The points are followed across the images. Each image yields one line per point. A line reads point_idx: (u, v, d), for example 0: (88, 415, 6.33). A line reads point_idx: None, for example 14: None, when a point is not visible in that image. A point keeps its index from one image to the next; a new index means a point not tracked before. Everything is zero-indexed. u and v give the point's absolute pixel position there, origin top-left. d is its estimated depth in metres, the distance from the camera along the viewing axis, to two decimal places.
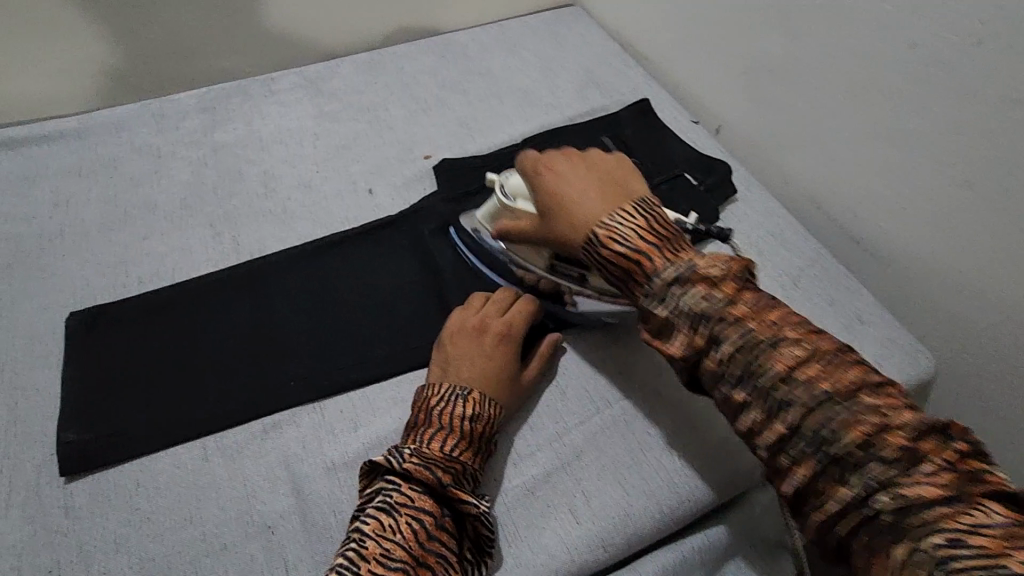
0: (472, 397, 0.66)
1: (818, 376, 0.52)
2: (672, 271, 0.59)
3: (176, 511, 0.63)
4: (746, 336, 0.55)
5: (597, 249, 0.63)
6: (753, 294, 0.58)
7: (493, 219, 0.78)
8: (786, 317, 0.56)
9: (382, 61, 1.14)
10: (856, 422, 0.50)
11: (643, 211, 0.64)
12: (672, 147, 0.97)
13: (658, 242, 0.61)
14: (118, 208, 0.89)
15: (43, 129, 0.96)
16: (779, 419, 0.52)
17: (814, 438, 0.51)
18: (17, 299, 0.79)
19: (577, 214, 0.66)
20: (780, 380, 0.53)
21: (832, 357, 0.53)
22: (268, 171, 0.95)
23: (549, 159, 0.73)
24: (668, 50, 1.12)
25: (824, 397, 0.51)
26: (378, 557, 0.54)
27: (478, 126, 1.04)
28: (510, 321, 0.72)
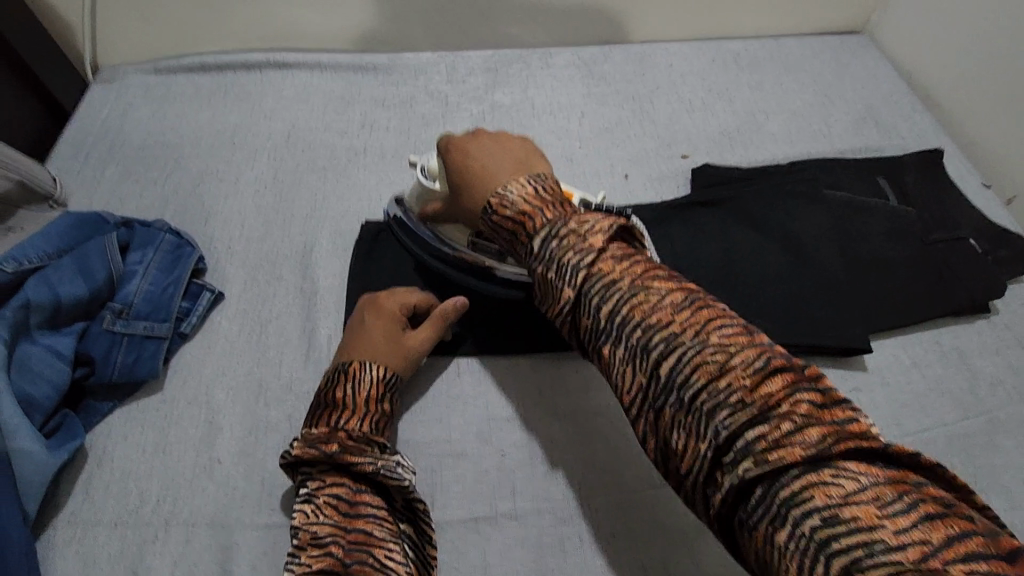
0: (349, 368, 0.68)
1: (715, 372, 0.47)
2: (546, 228, 0.58)
3: (430, 410, 0.73)
4: (642, 330, 0.51)
5: (491, 217, 0.62)
6: (659, 286, 0.53)
7: (417, 201, 0.80)
8: (690, 311, 0.51)
9: (653, 56, 1.16)
10: (753, 423, 0.44)
11: (536, 181, 0.62)
12: (958, 207, 0.90)
13: (550, 210, 0.59)
14: (410, 140, 1.02)
15: (361, 60, 1.11)
16: (651, 394, 0.50)
17: (713, 444, 0.46)
18: (328, 197, 0.94)
19: (481, 182, 0.66)
20: (675, 377, 0.48)
21: (735, 350, 0.47)
22: (537, 138, 1.03)
23: (461, 140, 0.71)
24: (972, 102, 1.02)
25: (723, 395, 0.46)
26: (310, 541, 0.55)
27: (742, 138, 1.03)
28: (391, 299, 0.75)
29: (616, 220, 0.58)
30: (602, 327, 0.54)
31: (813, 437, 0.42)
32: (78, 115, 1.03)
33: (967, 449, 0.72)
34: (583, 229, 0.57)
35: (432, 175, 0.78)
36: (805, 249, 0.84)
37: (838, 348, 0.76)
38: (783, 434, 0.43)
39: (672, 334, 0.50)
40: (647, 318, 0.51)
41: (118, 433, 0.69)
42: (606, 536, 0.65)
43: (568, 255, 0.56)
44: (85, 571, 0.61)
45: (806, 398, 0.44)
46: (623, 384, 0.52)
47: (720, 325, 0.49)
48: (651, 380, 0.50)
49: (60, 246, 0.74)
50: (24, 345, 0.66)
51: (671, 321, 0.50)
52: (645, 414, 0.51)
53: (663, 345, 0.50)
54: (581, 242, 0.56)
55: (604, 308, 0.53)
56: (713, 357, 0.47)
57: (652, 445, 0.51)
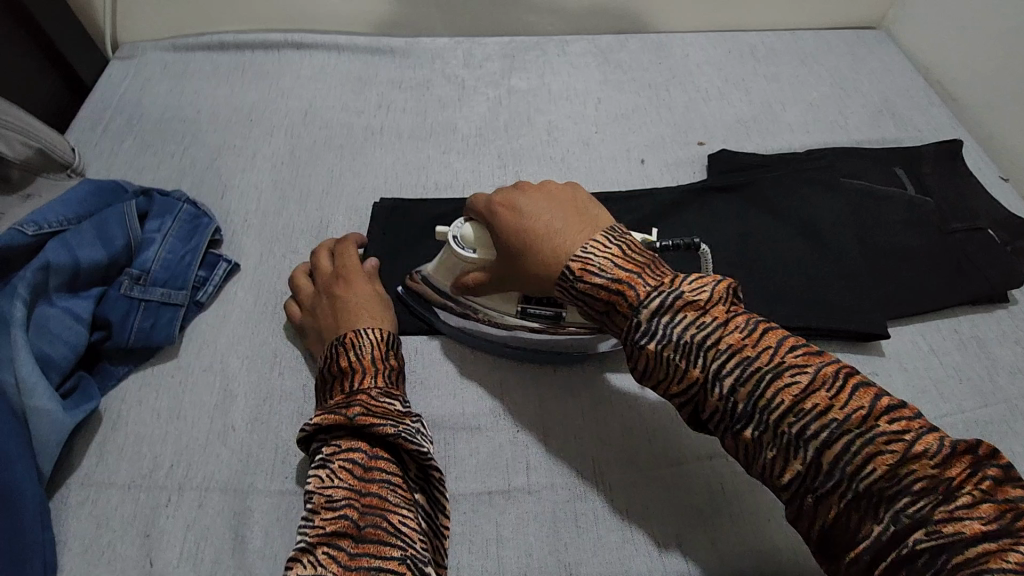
0: (348, 339, 0.67)
1: (894, 462, 0.44)
2: (658, 297, 0.54)
3: (445, 386, 0.73)
4: (794, 416, 0.48)
5: (573, 284, 0.59)
6: (803, 362, 0.49)
7: (447, 273, 0.71)
8: (849, 390, 0.47)
9: (669, 45, 1.16)
10: (934, 506, 0.43)
11: (617, 239, 0.60)
12: (976, 198, 0.89)
13: (647, 276, 0.56)
14: (426, 121, 1.02)
15: (379, 42, 1.12)
16: (801, 471, 0.48)
17: (882, 524, 0.44)
18: (344, 175, 0.94)
19: (547, 247, 0.61)
20: (844, 467, 0.46)
21: (911, 435, 0.45)
22: (553, 122, 1.03)
23: (506, 194, 0.67)
24: (989, 96, 1.02)
25: (903, 483, 0.44)
26: (324, 504, 0.54)
27: (759, 127, 1.03)
28: (341, 263, 0.76)
29: (729, 282, 0.55)
30: (733, 409, 0.51)
31: (987, 512, 0.41)
32: (97, 90, 1.03)
33: (986, 436, 0.72)
34: (702, 299, 0.54)
35: (471, 245, 0.68)
36: (822, 235, 0.84)
37: (858, 334, 0.76)
38: (959, 511, 0.42)
39: (833, 419, 0.47)
40: (800, 403, 0.48)
41: (133, 398, 0.69)
42: (621, 512, 0.65)
43: (691, 332, 0.52)
44: (98, 532, 0.61)
45: (989, 475, 0.43)
46: (773, 468, 0.49)
47: (889, 407, 0.46)
48: (812, 468, 0.47)
49: (79, 212, 0.74)
50: (43, 307, 0.66)
51: (793, 387, 0.48)
52: (798, 496, 0.48)
53: (784, 405, 0.48)
54: (704, 315, 0.53)
55: (743, 390, 0.50)
56: (888, 446, 0.45)
57: (805, 526, 0.49)
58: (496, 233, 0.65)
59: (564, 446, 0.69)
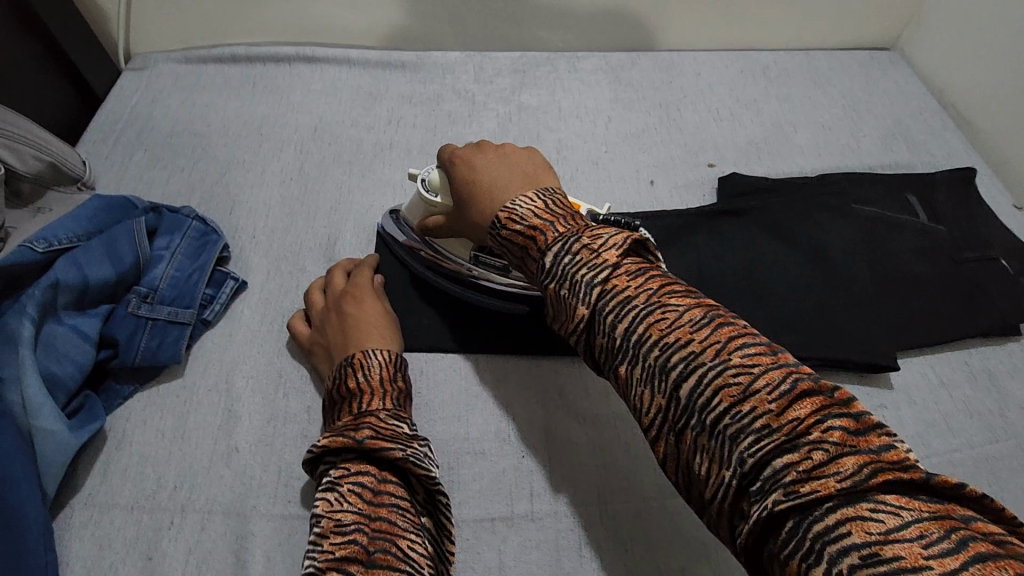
0: (355, 360, 0.67)
1: (738, 396, 0.43)
2: (559, 243, 0.57)
3: (448, 409, 0.73)
4: (662, 351, 0.48)
5: (499, 232, 0.62)
6: (678, 303, 0.50)
7: (418, 213, 0.79)
8: (716, 329, 0.47)
9: (681, 64, 1.16)
10: (780, 453, 0.41)
11: (546, 195, 0.63)
12: (989, 227, 0.88)
13: (559, 224, 0.59)
14: (436, 138, 1.02)
15: (390, 57, 1.12)
16: (665, 409, 0.47)
17: (739, 473, 0.42)
18: (352, 191, 0.94)
19: (487, 199, 0.66)
20: (696, 400, 0.45)
21: (758, 370, 0.44)
22: (563, 140, 1.03)
23: (468, 150, 0.71)
24: (1005, 121, 1.01)
25: (746, 420, 0.43)
26: (333, 529, 0.53)
27: (770, 149, 1.02)
28: (356, 280, 0.76)
29: (632, 235, 0.56)
30: (617, 347, 0.51)
31: (849, 468, 0.39)
32: (109, 101, 1.04)
33: (996, 472, 0.71)
34: (597, 244, 0.55)
35: (434, 189, 0.75)
36: (832, 262, 0.83)
37: (866, 365, 0.75)
38: (811, 464, 0.40)
39: (691, 352, 0.46)
40: (665, 337, 0.48)
41: (138, 417, 0.69)
42: (626, 543, 0.65)
43: (580, 271, 0.54)
44: (100, 554, 0.61)
45: (838, 425, 0.41)
46: (641, 407, 0.49)
47: (745, 344, 0.46)
48: (674, 404, 0.47)
49: (88, 228, 0.74)
50: (51, 326, 0.66)
51: (691, 339, 0.47)
52: (667, 438, 0.47)
53: (651, 339, 0.49)
54: (594, 258, 0.54)
55: (619, 325, 0.51)
56: (736, 380, 0.44)
57: (671, 469, 0.48)
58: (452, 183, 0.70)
59: (568, 471, 0.69)
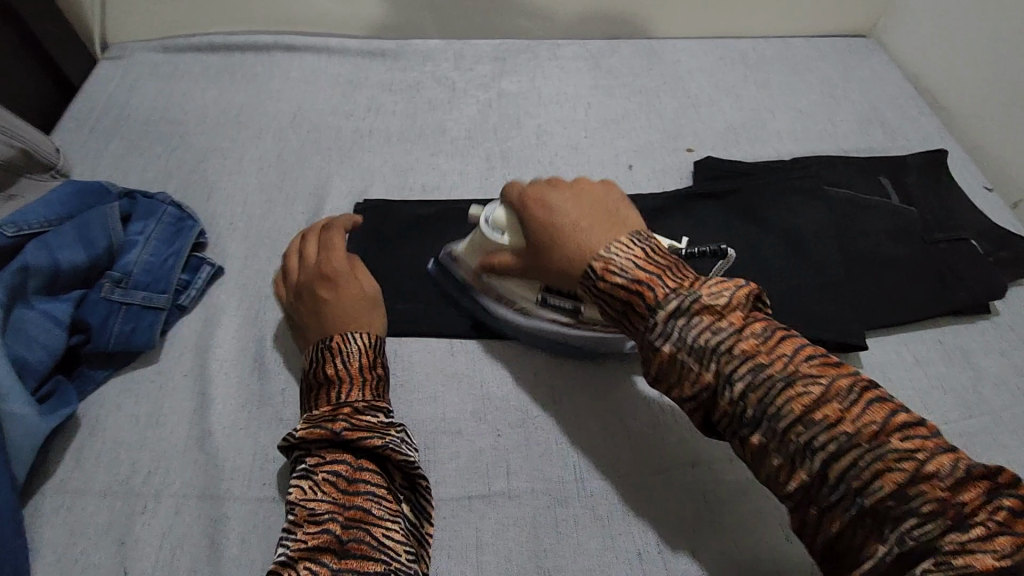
0: (333, 343, 0.66)
1: (903, 480, 0.44)
2: (676, 302, 0.55)
3: (426, 388, 0.73)
4: (806, 426, 0.48)
5: (595, 283, 0.60)
6: (817, 373, 0.50)
7: (477, 252, 0.74)
8: (862, 403, 0.48)
9: (661, 51, 1.16)
10: (946, 533, 0.43)
11: (643, 242, 0.60)
12: (961, 209, 0.89)
13: (669, 279, 0.57)
14: (416, 124, 1.02)
15: (370, 45, 1.11)
16: (812, 484, 0.48)
17: (897, 551, 0.44)
18: (331, 177, 0.93)
19: (574, 245, 0.62)
20: (852, 480, 0.46)
21: (920, 454, 0.45)
22: (542, 126, 1.03)
23: (537, 189, 0.68)
24: (980, 105, 1.02)
25: (912, 503, 0.44)
26: (308, 518, 0.54)
27: (748, 134, 1.03)
28: (331, 256, 0.73)
29: (750, 290, 0.55)
30: (750, 417, 0.51)
31: (1007, 546, 0.41)
32: (85, 90, 1.03)
33: (969, 447, 0.72)
34: (721, 305, 0.54)
35: (500, 228, 0.70)
36: (805, 244, 0.83)
37: (835, 345, 0.76)
38: (967, 542, 0.42)
39: (843, 431, 0.47)
40: (811, 412, 0.48)
41: (112, 402, 0.69)
42: (602, 520, 0.65)
43: (707, 336, 0.53)
44: (73, 538, 0.60)
45: (1003, 507, 0.43)
46: (777, 477, 0.50)
47: (899, 423, 0.47)
48: (818, 478, 0.47)
49: (60, 213, 0.73)
50: (21, 309, 0.66)
51: (838, 414, 0.48)
52: (807, 513, 0.48)
53: (794, 412, 0.49)
54: (720, 322, 0.53)
55: (753, 395, 0.50)
56: (898, 462, 0.45)
57: (808, 539, 0.48)
58: (529, 225, 0.66)
59: (543, 450, 0.69)
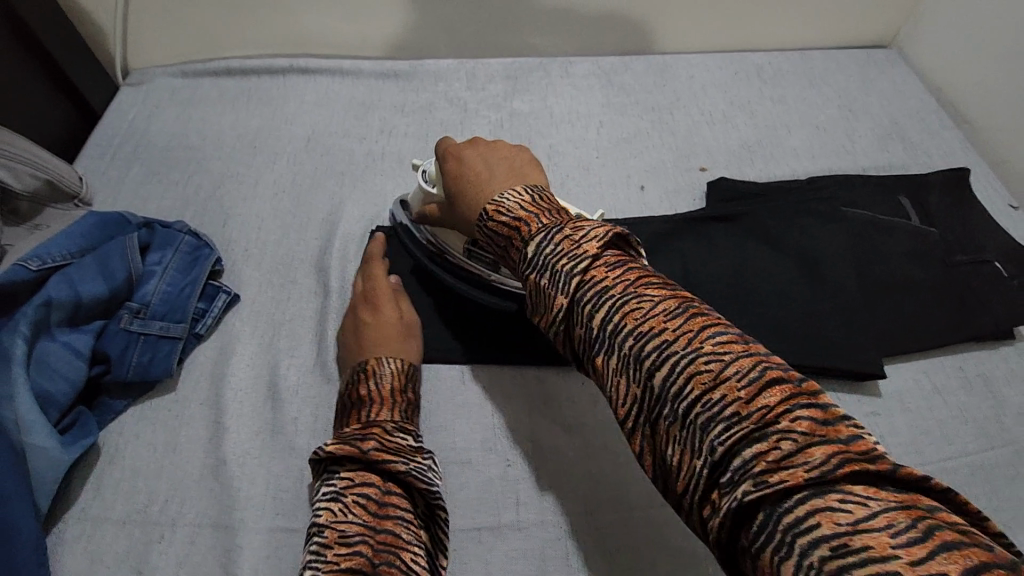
0: (369, 366, 0.69)
1: (709, 383, 0.43)
2: (541, 236, 0.57)
3: (436, 417, 0.73)
4: (636, 339, 0.47)
5: (487, 224, 0.63)
6: (652, 292, 0.49)
7: (416, 203, 0.79)
8: (688, 316, 0.47)
9: (674, 67, 1.15)
10: (750, 442, 0.40)
11: (534, 191, 0.63)
12: (985, 229, 0.87)
13: (545, 217, 0.59)
14: (428, 146, 1.03)
15: (383, 66, 1.12)
16: (676, 438, 0.44)
17: (709, 462, 0.42)
18: (344, 202, 0.94)
19: (477, 194, 0.67)
20: (668, 388, 0.45)
21: (729, 356, 0.43)
22: (554, 147, 1.03)
23: (461, 147, 0.72)
24: (1005, 120, 0.99)
25: (716, 408, 0.42)
26: (337, 540, 0.52)
27: (763, 152, 1.02)
28: (370, 279, 0.78)
29: (615, 228, 0.55)
30: (595, 338, 0.50)
31: (817, 458, 0.38)
32: (107, 117, 1.05)
33: (991, 481, 0.70)
34: (577, 235, 0.55)
35: (433, 181, 0.76)
36: (821, 269, 0.82)
37: (849, 373, 0.75)
38: (782, 457, 0.39)
39: (666, 340, 0.46)
40: (640, 327, 0.47)
41: (131, 431, 0.70)
42: (611, 553, 0.65)
43: (561, 261, 0.54)
44: (92, 567, 0.62)
45: (804, 415, 0.40)
46: (619, 397, 0.49)
47: (715, 332, 0.45)
48: (647, 392, 0.46)
49: (82, 245, 0.75)
50: (44, 343, 0.68)
51: (663, 327, 0.46)
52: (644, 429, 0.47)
53: (626, 327, 0.48)
54: (575, 248, 0.54)
55: (597, 316, 0.50)
56: (708, 366, 0.43)
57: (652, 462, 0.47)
58: (447, 181, 0.71)
59: (556, 481, 0.69)
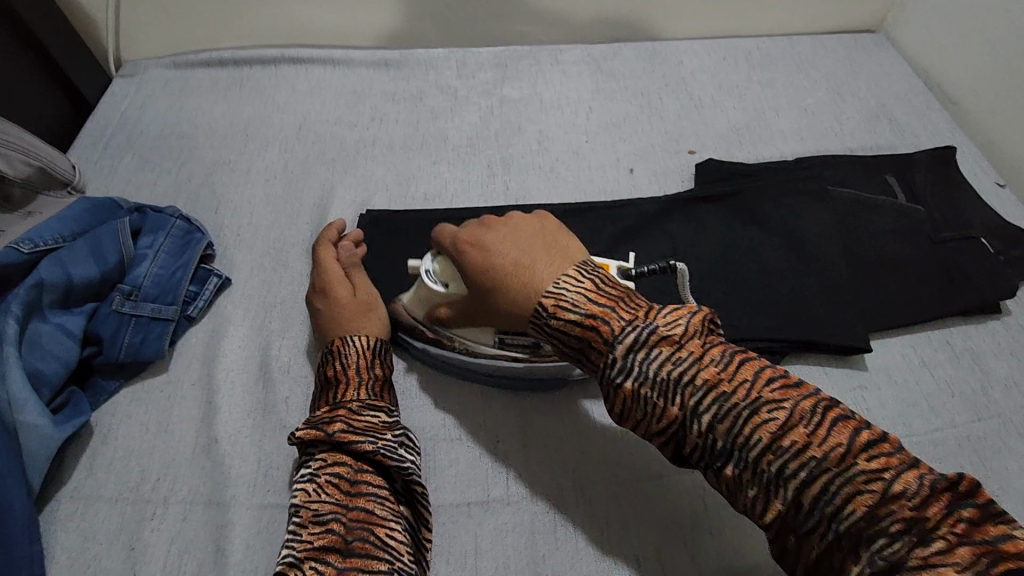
0: (333, 347, 0.69)
1: (866, 498, 0.45)
2: (632, 334, 0.54)
3: (426, 395, 0.73)
4: (774, 454, 0.48)
5: (549, 322, 0.59)
6: (779, 397, 0.50)
7: (421, 304, 0.72)
8: (826, 424, 0.48)
9: (663, 53, 1.15)
10: (911, 548, 0.43)
11: (590, 274, 0.60)
12: (970, 206, 0.88)
13: (623, 311, 0.56)
14: (418, 132, 1.03)
15: (374, 55, 1.12)
16: (834, 547, 0.46)
17: (872, 573, 0.44)
18: (334, 188, 0.95)
19: (519, 284, 0.61)
20: (823, 505, 0.46)
21: (881, 468, 0.46)
22: (544, 132, 1.03)
23: (471, 232, 0.66)
24: (991, 100, 1.00)
25: (882, 522, 0.44)
26: (311, 520, 0.55)
27: (751, 134, 1.02)
28: (320, 262, 0.77)
29: (705, 315, 0.56)
30: (719, 449, 0.51)
31: (966, 557, 0.41)
32: (99, 107, 1.06)
33: (976, 451, 0.71)
34: (677, 334, 0.54)
35: (442, 278, 0.69)
36: (807, 247, 0.82)
37: (837, 347, 0.75)
38: (936, 558, 0.42)
39: (812, 456, 0.47)
40: (778, 439, 0.48)
41: (123, 412, 0.71)
42: (600, 526, 0.65)
43: (668, 368, 0.53)
44: (86, 544, 0.63)
45: (964, 517, 0.43)
46: (754, 507, 0.49)
47: (859, 439, 0.47)
48: (792, 507, 0.47)
49: (73, 229, 0.76)
50: (35, 324, 0.68)
51: (805, 440, 0.48)
52: (786, 540, 0.48)
53: (762, 441, 0.49)
54: (678, 351, 0.53)
55: (721, 427, 0.50)
56: (864, 481, 0.45)
57: (791, 567, 0.49)
58: (469, 276, 0.65)
59: (543, 457, 0.69)
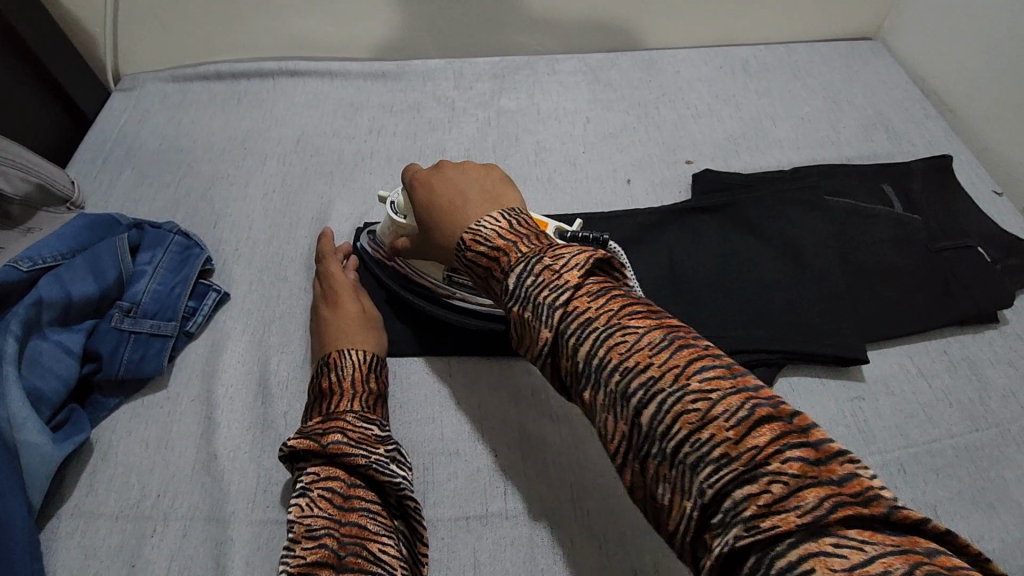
0: (330, 357, 0.70)
1: (697, 424, 0.40)
2: (522, 265, 0.52)
3: (425, 409, 0.74)
4: (621, 376, 0.44)
5: (465, 254, 0.57)
6: (636, 323, 0.46)
7: (389, 236, 0.78)
8: (678, 353, 0.44)
9: (659, 63, 1.16)
10: (739, 482, 0.38)
11: (512, 215, 0.58)
12: (967, 215, 0.88)
13: (523, 244, 0.54)
14: (416, 144, 1.04)
15: (371, 67, 1.13)
16: (665, 477, 0.42)
17: (699, 505, 0.40)
18: (333, 201, 0.95)
19: (454, 222, 0.61)
20: (656, 429, 0.42)
21: (721, 397, 0.41)
22: (541, 143, 1.04)
23: (428, 173, 0.67)
24: (987, 107, 1.00)
25: (708, 449, 0.40)
26: (304, 534, 0.54)
27: (748, 143, 1.03)
28: (326, 273, 0.79)
29: (593, 252, 0.51)
30: (579, 372, 0.47)
31: (808, 501, 0.36)
32: (99, 122, 1.07)
33: (975, 461, 0.71)
34: (557, 263, 0.50)
35: (403, 212, 0.74)
36: (804, 256, 0.82)
37: (834, 358, 0.75)
38: (771, 498, 0.37)
39: (653, 380, 0.43)
40: (626, 363, 0.44)
41: (123, 428, 0.71)
42: (598, 539, 0.65)
43: (541, 293, 0.49)
44: (86, 562, 0.63)
45: (795, 456, 0.38)
46: (606, 435, 0.46)
47: (704, 366, 0.42)
48: (633, 430, 0.43)
49: (72, 245, 0.76)
50: (35, 341, 0.69)
51: (649, 364, 0.43)
52: (631, 468, 0.44)
53: (613, 365, 0.45)
54: (555, 278, 0.49)
55: (580, 350, 0.47)
56: (697, 407, 0.41)
57: (639, 497, 0.45)
58: (417, 210, 0.66)
59: (541, 470, 0.69)
